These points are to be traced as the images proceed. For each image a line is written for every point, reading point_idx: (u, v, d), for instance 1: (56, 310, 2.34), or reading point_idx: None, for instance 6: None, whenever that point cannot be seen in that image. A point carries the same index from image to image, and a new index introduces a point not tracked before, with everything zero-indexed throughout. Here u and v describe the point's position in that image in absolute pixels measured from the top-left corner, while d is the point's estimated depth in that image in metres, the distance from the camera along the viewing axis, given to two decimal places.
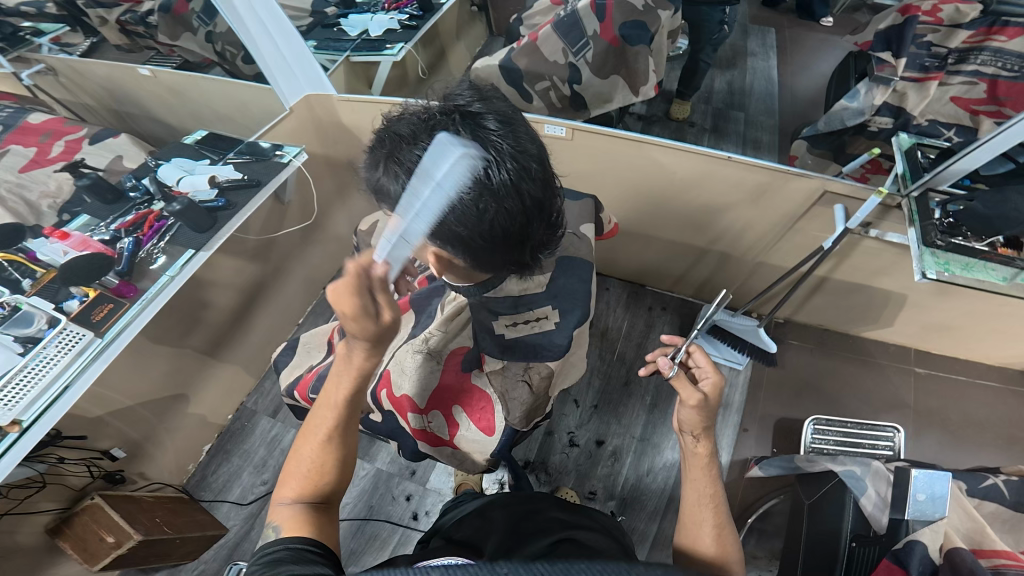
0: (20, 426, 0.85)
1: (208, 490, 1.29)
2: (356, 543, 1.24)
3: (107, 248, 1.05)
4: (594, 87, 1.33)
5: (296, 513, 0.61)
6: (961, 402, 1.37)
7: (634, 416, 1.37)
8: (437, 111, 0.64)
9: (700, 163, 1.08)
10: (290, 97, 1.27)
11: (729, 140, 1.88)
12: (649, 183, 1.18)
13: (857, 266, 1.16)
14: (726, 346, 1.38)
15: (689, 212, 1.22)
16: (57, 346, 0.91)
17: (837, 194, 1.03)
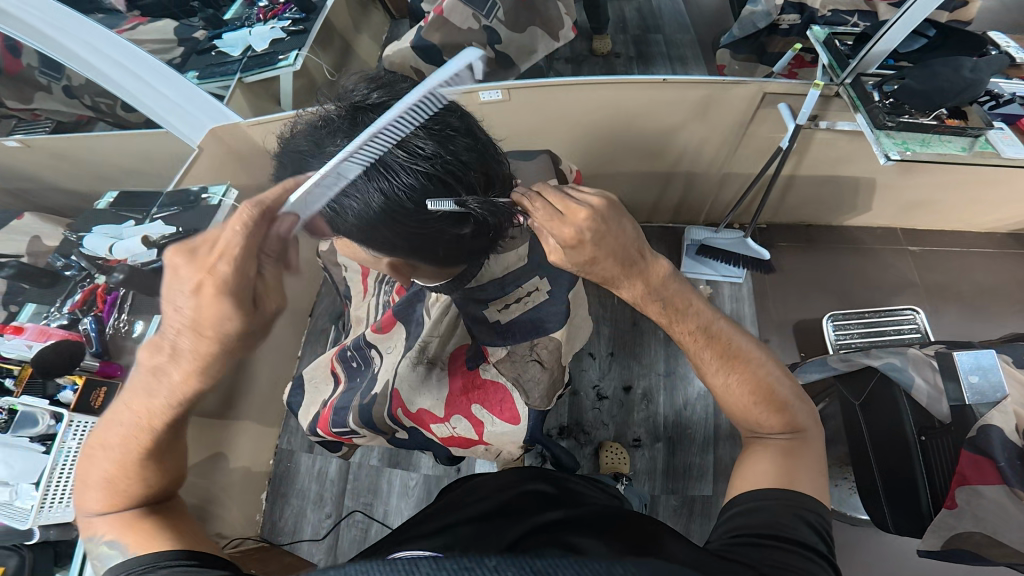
0: None
1: (284, 533, 1.34)
2: None
3: (73, 333, 1.00)
4: (516, 41, 1.27)
5: (110, 524, 0.57)
6: (945, 268, 1.52)
7: (653, 354, 1.45)
8: (338, 113, 0.61)
9: (641, 92, 1.09)
10: (191, 134, 1.12)
11: (658, 65, 1.89)
12: (599, 121, 1.18)
13: (822, 160, 1.22)
14: (719, 262, 1.50)
15: (644, 141, 1.24)
16: (76, 437, 0.91)
17: (777, 93, 1.06)
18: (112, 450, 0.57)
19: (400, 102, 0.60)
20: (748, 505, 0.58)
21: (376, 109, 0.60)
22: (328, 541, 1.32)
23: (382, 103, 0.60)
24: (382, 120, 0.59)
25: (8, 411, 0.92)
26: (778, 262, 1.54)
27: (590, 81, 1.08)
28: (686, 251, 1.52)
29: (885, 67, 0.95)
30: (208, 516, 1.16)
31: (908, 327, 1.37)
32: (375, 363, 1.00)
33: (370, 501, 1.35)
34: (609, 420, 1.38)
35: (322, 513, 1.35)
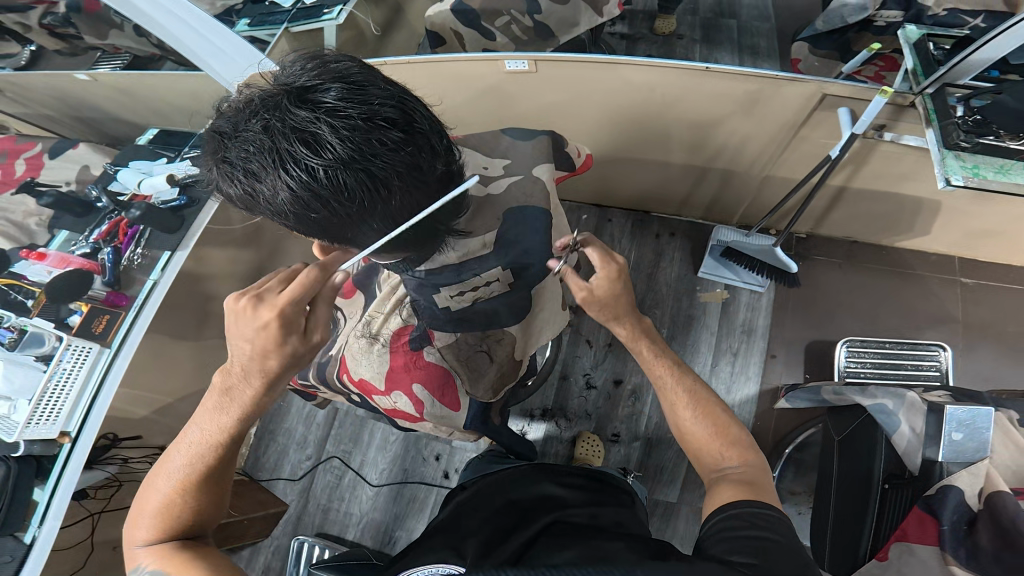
0: (69, 436, 0.89)
1: (264, 470, 1.52)
2: (398, 507, 1.47)
3: (89, 262, 1.06)
4: (557, 13, 1.23)
5: (150, 552, 0.70)
6: (998, 306, 1.41)
7: None
8: (262, 91, 0.59)
9: (681, 78, 1.02)
10: (225, 74, 1.10)
11: (724, 52, 1.78)
12: (627, 105, 1.14)
13: (875, 173, 1.13)
14: (742, 268, 1.45)
15: (678, 131, 1.18)
16: (71, 359, 0.92)
17: (837, 96, 0.97)
18: (171, 483, 0.72)
19: (330, 90, 0.58)
20: (736, 518, 0.63)
21: (300, 95, 0.58)
22: (303, 483, 1.50)
23: (312, 88, 0.58)
24: (303, 109, 0.57)
25: (19, 330, 0.96)
26: (807, 276, 1.47)
27: (626, 60, 1.03)
28: (709, 251, 1.46)
29: (984, 79, 0.85)
30: None
31: (928, 365, 1.29)
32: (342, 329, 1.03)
33: (349, 449, 1.51)
34: (592, 409, 1.42)
35: (303, 456, 1.52)
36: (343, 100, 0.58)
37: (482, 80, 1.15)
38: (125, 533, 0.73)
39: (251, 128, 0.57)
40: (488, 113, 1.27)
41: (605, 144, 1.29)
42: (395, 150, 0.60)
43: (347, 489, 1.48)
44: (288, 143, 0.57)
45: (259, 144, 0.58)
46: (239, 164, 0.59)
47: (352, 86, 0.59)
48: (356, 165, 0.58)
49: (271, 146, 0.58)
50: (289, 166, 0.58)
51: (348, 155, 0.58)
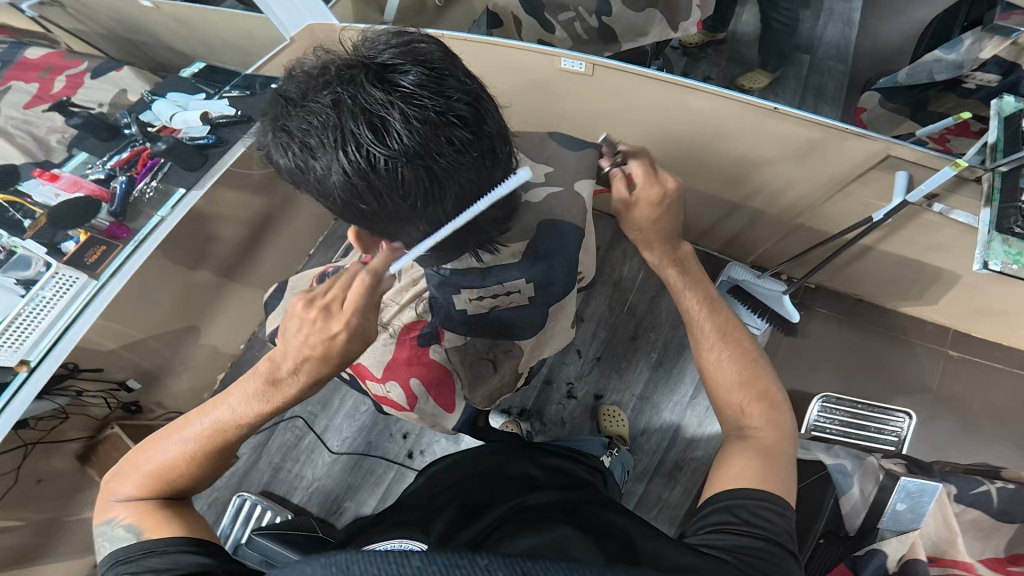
0: (28, 365, 0.82)
1: None
2: (353, 478, 1.42)
3: (100, 189, 0.95)
4: (627, 18, 1.17)
5: (127, 507, 0.65)
6: (981, 385, 1.41)
7: (637, 373, 1.44)
8: (339, 62, 0.53)
9: (742, 112, 0.97)
10: (289, 25, 1.05)
11: (786, 87, 1.70)
12: (678, 126, 1.09)
13: (909, 239, 1.10)
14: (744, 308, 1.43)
15: (721, 161, 1.13)
16: (53, 289, 0.85)
17: (900, 159, 0.92)
18: (180, 446, 0.67)
19: (410, 74, 0.53)
20: (725, 508, 0.64)
21: (379, 74, 0.52)
22: (261, 437, 1.44)
23: (391, 68, 0.52)
24: (377, 90, 0.51)
25: (7, 251, 0.86)
26: (808, 329, 1.46)
27: (688, 82, 0.96)
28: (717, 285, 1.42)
29: None
30: (156, 385, 1.18)
31: (891, 429, 1.35)
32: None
33: (316, 412, 1.46)
34: (568, 418, 1.42)
35: None
36: (421, 89, 0.52)
37: (536, 72, 1.11)
38: (115, 476, 0.69)
39: (320, 99, 0.52)
40: (534, 110, 1.24)
41: None
42: (463, 153, 0.54)
43: (304, 452, 1.43)
44: (354, 124, 0.51)
45: (323, 118, 0.52)
46: (297, 136, 0.53)
47: (434, 75, 0.53)
48: (420, 162, 0.53)
49: (335, 124, 0.52)
50: (348, 151, 0.52)
51: (414, 151, 0.52)
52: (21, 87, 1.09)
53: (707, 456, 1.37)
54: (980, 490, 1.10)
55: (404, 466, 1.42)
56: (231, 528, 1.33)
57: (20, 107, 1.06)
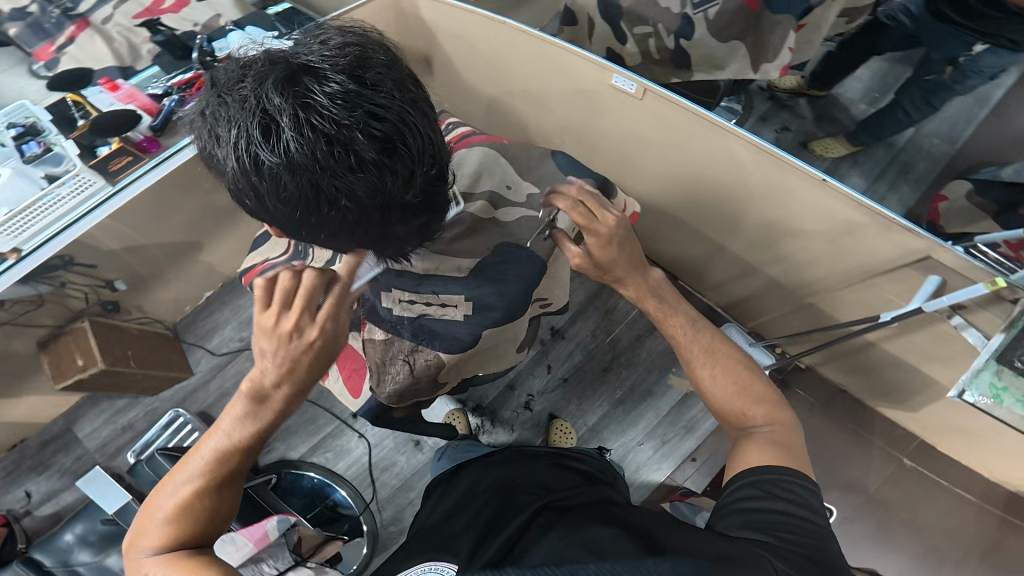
0: (18, 254, 0.88)
1: (192, 333, 1.41)
2: (294, 422, 1.42)
3: (151, 105, 1.03)
4: (707, 47, 1.12)
5: (158, 563, 0.68)
6: (920, 499, 1.38)
7: (596, 405, 1.46)
8: (260, 61, 0.62)
9: (777, 170, 0.95)
10: None
11: (869, 158, 1.58)
12: (714, 170, 1.07)
13: (911, 345, 1.10)
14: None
15: (742, 219, 1.13)
16: (70, 188, 0.92)
17: (940, 263, 0.90)
18: (187, 486, 0.73)
19: (324, 86, 0.61)
20: (751, 483, 0.69)
21: (288, 83, 0.60)
22: (220, 359, 1.41)
23: (307, 79, 0.61)
24: (287, 95, 0.60)
25: (47, 147, 0.96)
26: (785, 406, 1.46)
27: (733, 129, 0.95)
28: None
29: None
30: (141, 289, 1.20)
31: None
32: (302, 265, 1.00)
33: None
34: (518, 428, 1.45)
35: (237, 335, 1.42)
36: (332, 99, 0.60)
37: (586, 81, 1.11)
38: (133, 542, 0.72)
39: (234, 96, 0.61)
40: (579, 120, 1.24)
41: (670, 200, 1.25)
42: (360, 168, 0.62)
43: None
44: (254, 120, 0.60)
45: (234, 112, 0.61)
46: (210, 122, 0.63)
47: (346, 89, 0.61)
48: (315, 164, 0.61)
49: (240, 120, 0.61)
50: (251, 143, 0.61)
51: (310, 153, 0.60)
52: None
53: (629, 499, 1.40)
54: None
55: (345, 424, 1.42)
56: (158, 434, 1.36)
57: (130, 16, 1.20)
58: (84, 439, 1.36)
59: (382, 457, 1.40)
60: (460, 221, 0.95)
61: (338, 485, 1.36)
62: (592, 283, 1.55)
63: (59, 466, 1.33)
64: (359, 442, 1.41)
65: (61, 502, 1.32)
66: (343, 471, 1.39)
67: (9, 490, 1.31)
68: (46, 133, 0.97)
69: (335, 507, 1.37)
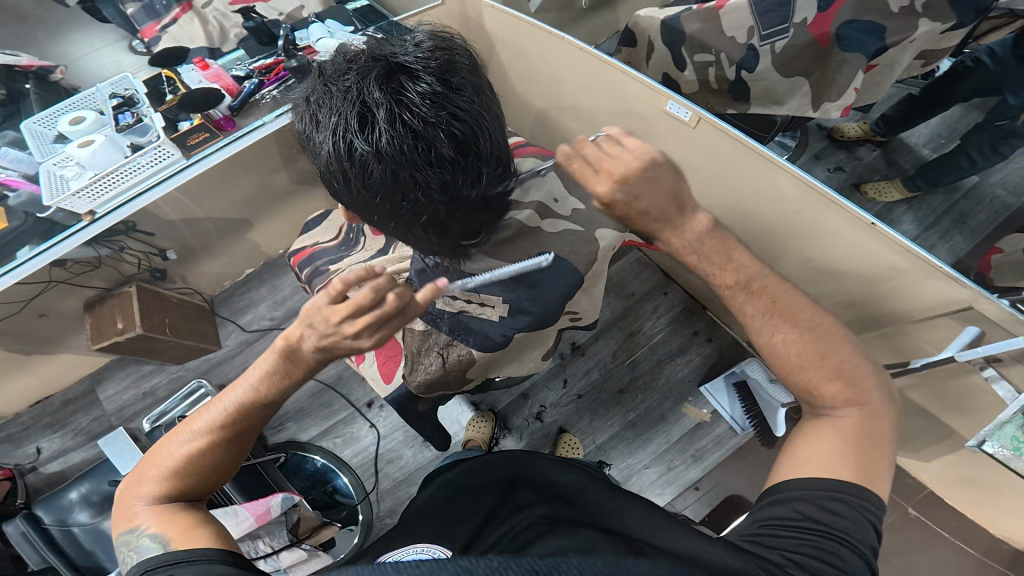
0: (92, 216, 0.94)
1: (226, 308, 1.46)
2: (308, 403, 1.45)
3: (232, 85, 1.09)
4: (768, 81, 1.12)
5: (152, 514, 0.62)
6: (927, 554, 1.32)
7: (607, 425, 1.45)
8: (366, 57, 0.66)
9: (825, 211, 0.94)
10: None
11: (925, 204, 1.55)
12: (760, 206, 1.06)
13: (941, 396, 1.05)
14: (740, 406, 1.40)
15: (780, 257, 1.12)
16: (151, 158, 0.97)
17: (982, 314, 0.85)
18: (194, 439, 0.66)
19: (417, 86, 0.65)
20: (799, 499, 0.62)
21: (388, 79, 0.64)
22: (249, 337, 1.45)
23: (404, 78, 0.65)
24: (384, 89, 0.64)
25: (138, 118, 1.03)
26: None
27: (783, 163, 0.93)
28: (726, 373, 1.43)
29: None
30: (189, 260, 1.24)
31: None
32: (352, 252, 1.10)
33: None
34: (528, 439, 1.44)
35: (268, 313, 1.47)
36: (423, 97, 0.64)
37: (638, 103, 1.11)
38: (129, 490, 0.66)
39: (337, 86, 0.65)
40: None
41: None
42: (439, 162, 0.67)
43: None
44: (351, 109, 0.63)
45: (333, 101, 0.65)
46: (311, 110, 0.66)
47: (437, 90, 0.65)
48: (400, 158, 0.64)
49: (339, 108, 0.64)
50: (345, 130, 0.64)
51: (398, 146, 0.64)
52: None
53: None
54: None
55: (358, 413, 1.44)
56: (175, 404, 1.35)
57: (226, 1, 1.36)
58: (104, 401, 1.41)
59: (389, 450, 1.41)
60: (508, 226, 0.96)
61: (341, 471, 1.38)
62: (620, 304, 1.56)
63: (75, 424, 1.38)
64: (370, 431, 1.42)
65: (69, 461, 1.35)
66: (348, 458, 1.40)
67: (21, 444, 1.35)
68: (140, 106, 1.06)
69: (334, 493, 1.39)
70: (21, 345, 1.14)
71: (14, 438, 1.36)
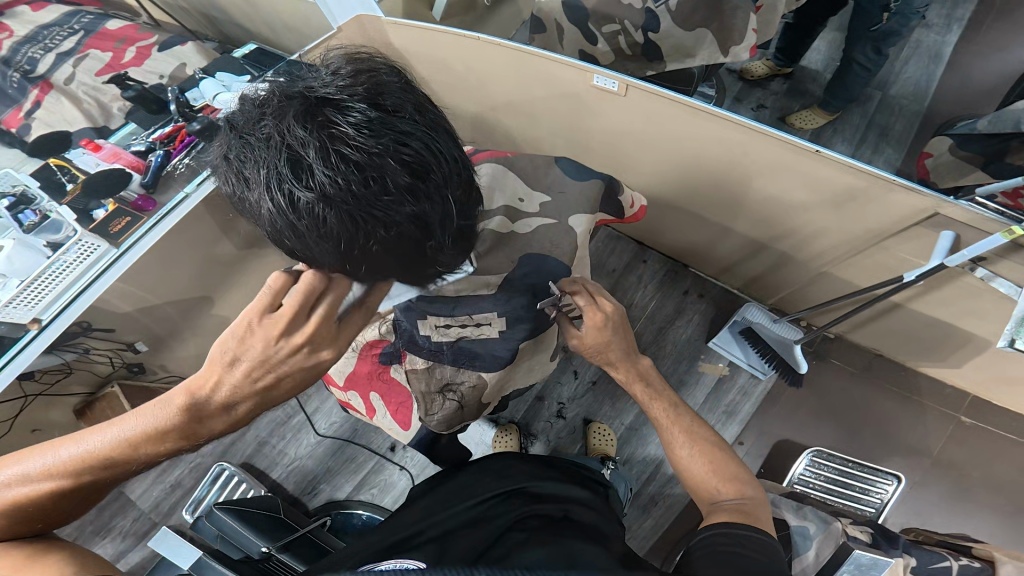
0: (39, 323, 0.91)
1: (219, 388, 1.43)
2: (334, 462, 1.43)
3: (138, 161, 1.10)
4: (675, 38, 1.12)
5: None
6: (986, 456, 1.30)
7: (629, 404, 1.43)
8: (282, 96, 0.62)
9: (781, 151, 0.92)
10: (337, 16, 1.16)
11: (847, 125, 1.57)
12: (708, 155, 1.05)
13: (943, 300, 1.03)
14: (754, 351, 1.38)
15: (737, 200, 1.13)
16: (76, 253, 0.95)
17: (949, 219, 0.84)
18: (39, 482, 0.68)
19: (347, 116, 0.60)
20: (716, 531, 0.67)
21: (313, 115, 0.60)
22: None
23: (329, 111, 0.60)
24: (311, 128, 0.60)
25: (43, 215, 1.03)
26: (823, 381, 1.39)
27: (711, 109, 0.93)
28: (730, 323, 1.41)
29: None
30: (164, 349, 1.21)
31: (873, 492, 1.28)
32: None
33: (308, 392, 1.48)
34: (554, 438, 1.42)
35: None
36: (356, 127, 0.60)
37: (567, 84, 1.11)
38: None
39: (258, 134, 0.60)
40: (566, 121, 1.23)
41: (667, 190, 1.25)
42: (393, 194, 0.61)
43: (291, 430, 1.45)
44: (282, 156, 0.59)
45: (259, 151, 0.60)
46: (237, 166, 0.62)
47: (369, 117, 0.61)
48: (350, 194, 0.59)
49: (268, 158, 0.60)
50: (281, 181, 0.60)
51: (342, 182, 0.59)
52: (95, 55, 1.37)
53: (683, 495, 1.35)
54: (941, 565, 0.95)
55: (385, 459, 1.42)
56: (208, 489, 1.38)
57: (93, 74, 1.34)
58: (138, 500, 1.39)
59: None
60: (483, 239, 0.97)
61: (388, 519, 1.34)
62: (605, 283, 1.53)
63: (119, 528, 1.37)
64: (401, 474, 1.41)
65: (127, 563, 1.33)
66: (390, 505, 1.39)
67: None
68: (40, 201, 1.05)
69: None
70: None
71: None
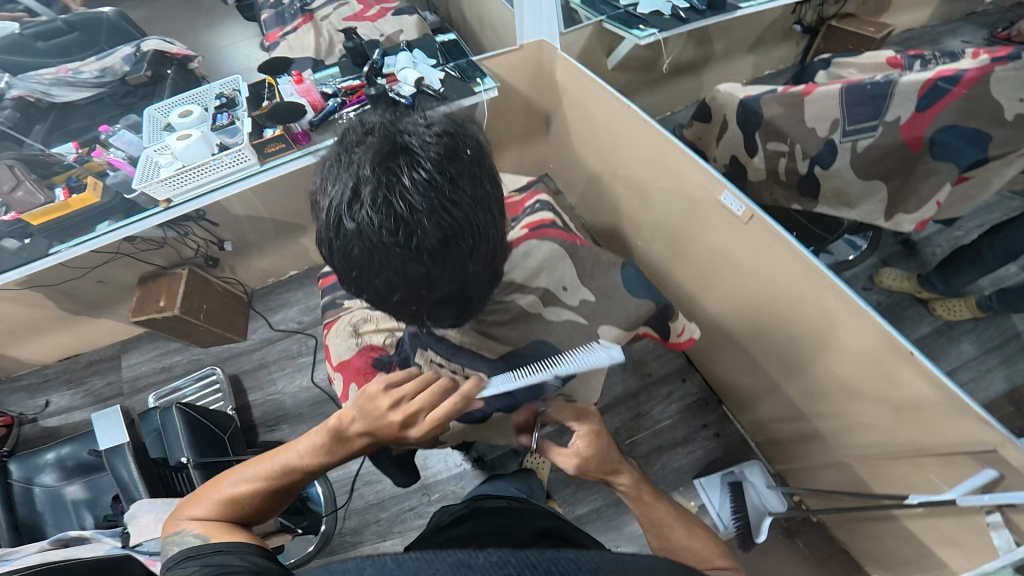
0: (167, 204, 1.00)
1: (264, 304, 1.48)
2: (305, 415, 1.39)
3: (319, 101, 1.12)
4: (841, 180, 1.05)
5: (196, 522, 0.56)
6: None
7: (590, 495, 1.30)
8: (379, 130, 0.59)
9: (863, 340, 0.84)
10: (526, 36, 1.20)
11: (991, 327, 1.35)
12: (794, 317, 0.98)
13: (938, 527, 0.88)
14: (730, 509, 1.28)
15: (799, 364, 1.04)
16: (232, 159, 1.00)
17: (1010, 463, 0.70)
18: (251, 478, 0.60)
19: (416, 171, 0.56)
20: None
21: (388, 159, 0.56)
22: (274, 334, 1.44)
23: (404, 159, 0.56)
24: (380, 168, 0.56)
25: (231, 120, 1.05)
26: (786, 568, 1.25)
27: (822, 270, 0.85)
28: (723, 471, 1.34)
29: None
30: (245, 254, 1.32)
31: None
32: None
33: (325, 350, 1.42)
34: None
35: (300, 317, 1.47)
36: (417, 184, 0.56)
37: (693, 189, 1.07)
38: (183, 507, 0.60)
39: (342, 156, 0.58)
40: (675, 220, 1.20)
41: (741, 328, 1.16)
42: (420, 255, 0.58)
43: (293, 366, 1.39)
44: (344, 183, 0.56)
45: (335, 167, 0.58)
46: (319, 173, 0.61)
47: (435, 179, 0.56)
48: (381, 241, 0.56)
49: (336, 177, 0.57)
50: (333, 201, 0.57)
51: (377, 231, 0.56)
52: (354, 6, 1.59)
53: None
54: None
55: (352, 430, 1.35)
56: (188, 384, 1.34)
57: (341, 19, 1.56)
58: (125, 367, 1.42)
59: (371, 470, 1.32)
60: (507, 309, 0.96)
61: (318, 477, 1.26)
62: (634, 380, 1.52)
63: (89, 386, 1.38)
64: None
65: (68, 419, 1.34)
66: (330, 468, 1.30)
67: (36, 394, 1.38)
68: (237, 109, 1.08)
69: (304, 500, 1.24)
70: (45, 294, 1.16)
71: (33, 387, 1.39)
